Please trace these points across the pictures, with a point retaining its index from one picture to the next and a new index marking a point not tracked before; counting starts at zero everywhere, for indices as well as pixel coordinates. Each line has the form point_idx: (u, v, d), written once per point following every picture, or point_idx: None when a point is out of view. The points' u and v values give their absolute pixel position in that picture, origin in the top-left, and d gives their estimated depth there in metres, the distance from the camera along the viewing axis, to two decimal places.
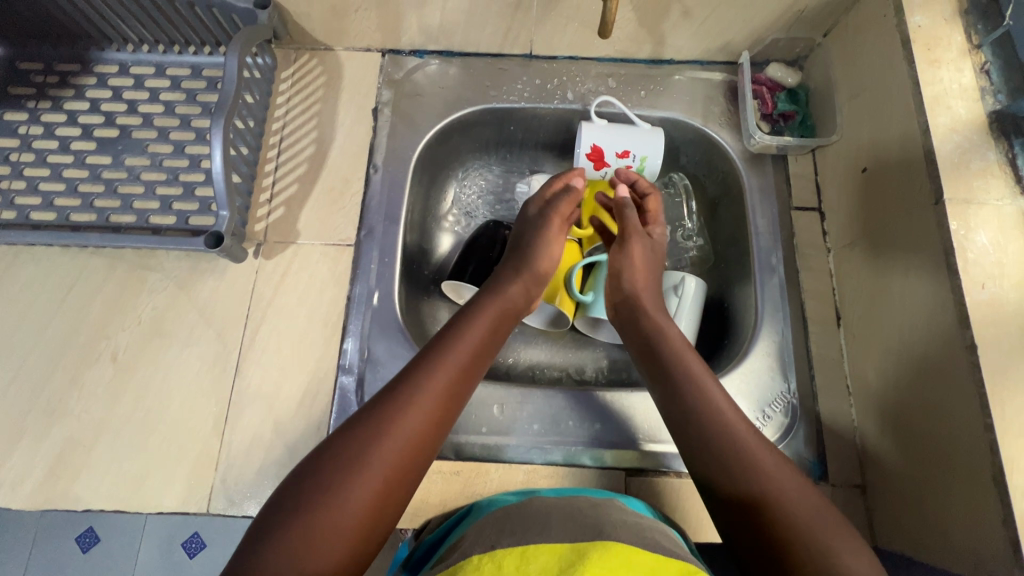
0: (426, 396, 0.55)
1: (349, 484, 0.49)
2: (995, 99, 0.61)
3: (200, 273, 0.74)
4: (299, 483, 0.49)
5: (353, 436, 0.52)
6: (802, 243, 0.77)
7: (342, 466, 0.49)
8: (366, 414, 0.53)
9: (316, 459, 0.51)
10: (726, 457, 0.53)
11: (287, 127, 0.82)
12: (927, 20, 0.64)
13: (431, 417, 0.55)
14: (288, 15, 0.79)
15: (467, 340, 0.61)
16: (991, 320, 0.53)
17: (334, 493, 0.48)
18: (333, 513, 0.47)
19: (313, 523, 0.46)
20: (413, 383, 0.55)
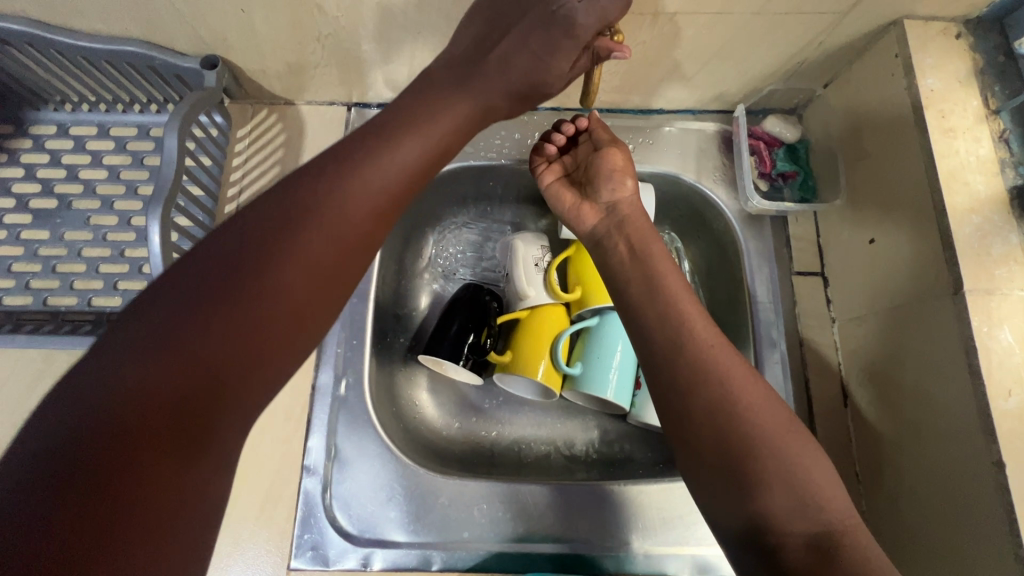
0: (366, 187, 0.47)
1: (272, 277, 0.41)
2: (1017, 172, 0.56)
3: None
4: (198, 271, 0.40)
5: (265, 223, 0.43)
6: (804, 312, 0.72)
7: (262, 261, 0.42)
8: (293, 203, 0.44)
9: (222, 244, 0.42)
10: (709, 383, 0.48)
11: (244, 193, 0.75)
12: (940, 83, 0.59)
13: (374, 209, 0.47)
14: (241, 72, 0.72)
15: (426, 138, 0.51)
16: (1019, 432, 0.49)
17: (250, 291, 0.40)
18: (251, 303, 0.40)
19: (225, 316, 0.39)
20: (353, 178, 0.46)
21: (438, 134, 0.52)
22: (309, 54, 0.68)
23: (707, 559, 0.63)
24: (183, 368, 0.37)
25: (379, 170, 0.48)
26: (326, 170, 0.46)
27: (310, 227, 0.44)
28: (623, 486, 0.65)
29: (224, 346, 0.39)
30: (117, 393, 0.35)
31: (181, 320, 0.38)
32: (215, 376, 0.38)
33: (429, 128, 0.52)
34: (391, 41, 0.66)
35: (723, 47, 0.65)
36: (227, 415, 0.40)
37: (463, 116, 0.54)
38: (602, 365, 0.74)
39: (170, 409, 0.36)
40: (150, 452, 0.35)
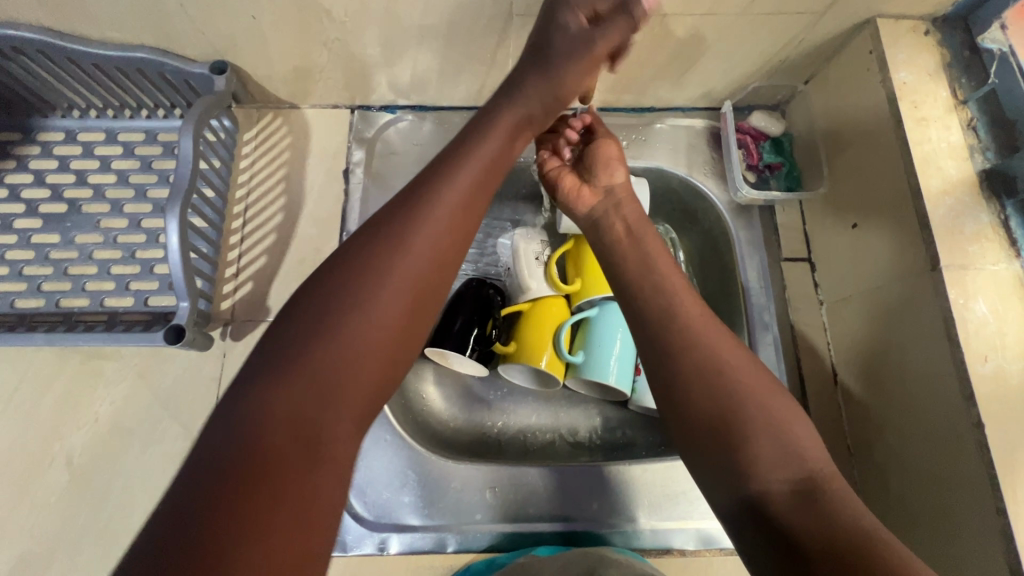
0: (430, 222, 0.47)
1: (352, 315, 0.42)
2: (985, 157, 0.60)
3: (161, 361, 0.69)
4: (295, 315, 0.43)
5: (341, 277, 0.44)
6: (793, 296, 0.75)
7: (339, 309, 0.42)
8: (367, 244, 0.46)
9: (309, 294, 0.44)
10: (695, 351, 0.51)
11: (251, 194, 0.77)
12: (912, 77, 0.63)
13: (443, 230, 0.47)
14: (248, 77, 0.74)
15: (477, 160, 0.53)
16: (996, 395, 0.52)
17: (333, 330, 0.42)
18: (338, 347, 0.41)
19: (320, 361, 0.40)
20: (419, 210, 0.47)
21: (489, 147, 0.54)
22: (315, 59, 0.70)
23: (710, 532, 0.66)
24: (297, 394, 0.39)
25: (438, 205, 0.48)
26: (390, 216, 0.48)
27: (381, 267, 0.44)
28: (627, 464, 0.68)
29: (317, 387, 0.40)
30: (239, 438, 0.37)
31: (279, 368, 0.40)
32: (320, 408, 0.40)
33: (479, 149, 0.54)
34: (395, 44, 0.68)
35: (710, 46, 0.69)
36: (344, 425, 0.40)
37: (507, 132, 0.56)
38: (602, 352, 0.77)
39: (283, 444, 0.37)
40: (280, 470, 0.36)
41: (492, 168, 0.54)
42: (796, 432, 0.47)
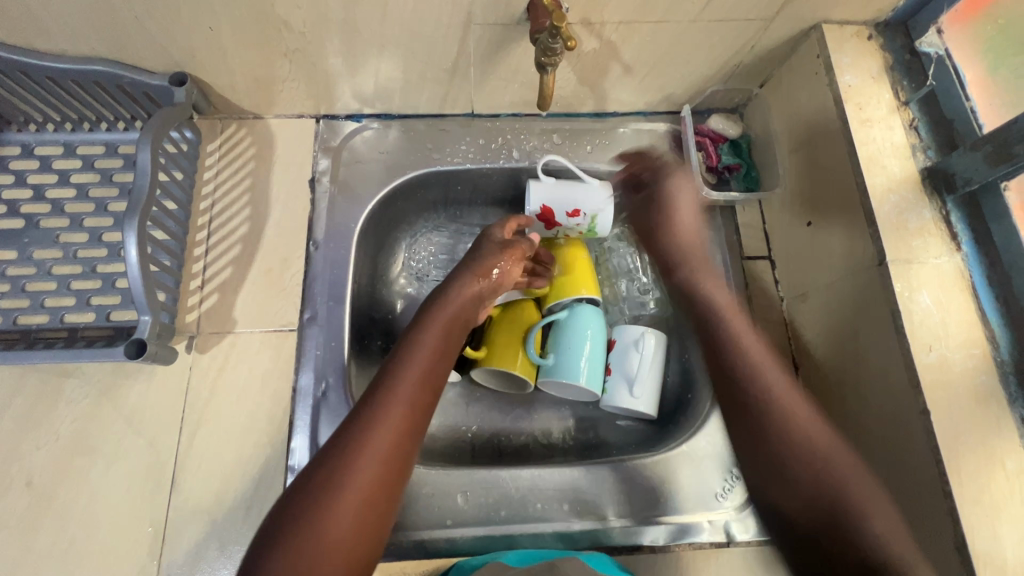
0: (393, 407, 0.54)
1: (329, 512, 0.48)
2: (926, 156, 0.63)
3: (125, 376, 0.68)
4: (281, 508, 0.49)
5: (339, 437, 0.52)
6: (756, 294, 0.77)
7: (301, 545, 0.46)
8: (334, 446, 0.52)
9: (292, 489, 0.50)
10: (781, 444, 0.59)
11: (216, 205, 0.76)
12: (857, 80, 0.66)
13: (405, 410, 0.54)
14: (209, 88, 0.74)
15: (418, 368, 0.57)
16: (941, 383, 0.55)
17: (314, 526, 0.47)
18: (318, 552, 0.47)
19: (317, 517, 0.48)
20: (369, 427, 0.52)
21: (423, 348, 0.59)
22: (277, 69, 0.71)
23: (679, 527, 0.67)
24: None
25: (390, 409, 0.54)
26: (343, 433, 0.52)
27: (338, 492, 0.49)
28: (597, 463, 0.69)
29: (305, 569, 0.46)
30: None
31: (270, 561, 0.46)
32: None
33: (419, 346, 0.59)
34: (357, 54, 0.69)
35: (665, 52, 0.71)
36: None
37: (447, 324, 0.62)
38: (572, 354, 0.79)
39: None
40: None
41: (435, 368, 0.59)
42: (875, 524, 0.53)
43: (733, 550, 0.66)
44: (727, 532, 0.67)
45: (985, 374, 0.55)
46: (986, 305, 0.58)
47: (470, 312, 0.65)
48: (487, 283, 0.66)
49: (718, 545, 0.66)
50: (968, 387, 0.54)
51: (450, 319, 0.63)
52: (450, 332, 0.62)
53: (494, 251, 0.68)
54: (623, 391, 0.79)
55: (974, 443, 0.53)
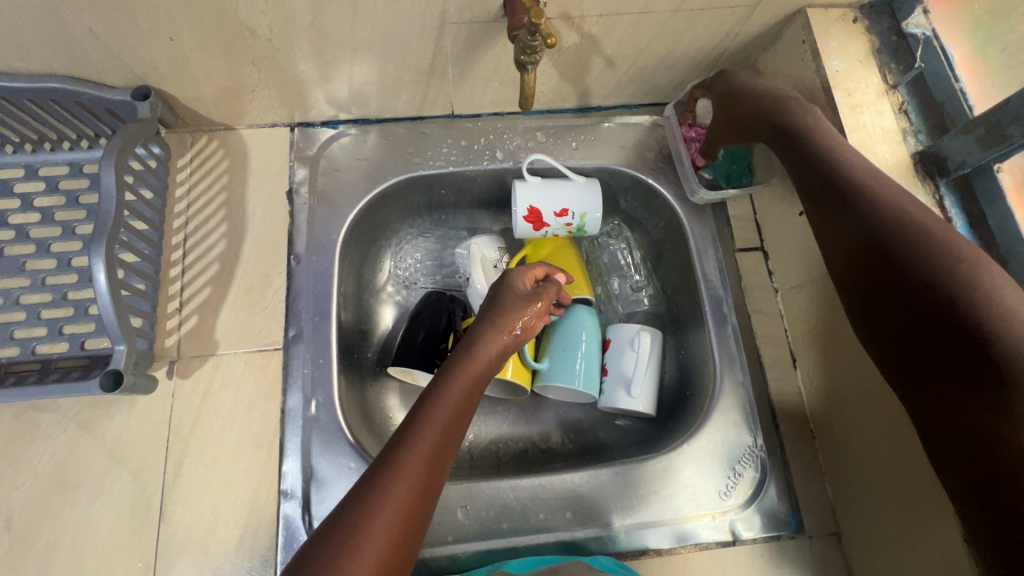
0: (409, 465, 0.50)
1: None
2: (917, 140, 0.62)
3: (104, 407, 0.65)
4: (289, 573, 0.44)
5: (354, 497, 0.49)
6: (750, 286, 0.76)
7: None
8: (348, 507, 0.48)
9: (302, 552, 0.46)
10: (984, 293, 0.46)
11: (190, 222, 0.73)
12: (844, 64, 0.64)
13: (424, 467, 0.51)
14: (175, 101, 0.70)
15: (439, 424, 0.54)
16: None
17: None
18: None
19: None
20: (385, 485, 0.49)
21: (446, 402, 0.56)
22: (245, 78, 0.68)
23: (683, 528, 0.66)
24: None
25: (401, 486, 0.49)
26: (344, 517, 0.47)
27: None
28: (598, 469, 0.67)
29: None
30: None
31: None
32: None
33: (440, 400, 0.56)
34: (328, 59, 0.66)
35: (648, 43, 0.69)
36: None
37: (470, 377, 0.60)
38: (567, 357, 0.78)
39: None
40: None
41: (457, 426, 0.56)
42: None
43: (738, 548, 0.66)
44: (732, 530, 0.66)
45: None
46: None
47: (493, 367, 0.63)
48: (506, 341, 0.64)
49: (723, 544, 0.66)
50: None
51: (469, 380, 0.59)
52: (469, 393, 0.59)
53: (517, 303, 0.66)
54: (621, 392, 0.78)
55: None
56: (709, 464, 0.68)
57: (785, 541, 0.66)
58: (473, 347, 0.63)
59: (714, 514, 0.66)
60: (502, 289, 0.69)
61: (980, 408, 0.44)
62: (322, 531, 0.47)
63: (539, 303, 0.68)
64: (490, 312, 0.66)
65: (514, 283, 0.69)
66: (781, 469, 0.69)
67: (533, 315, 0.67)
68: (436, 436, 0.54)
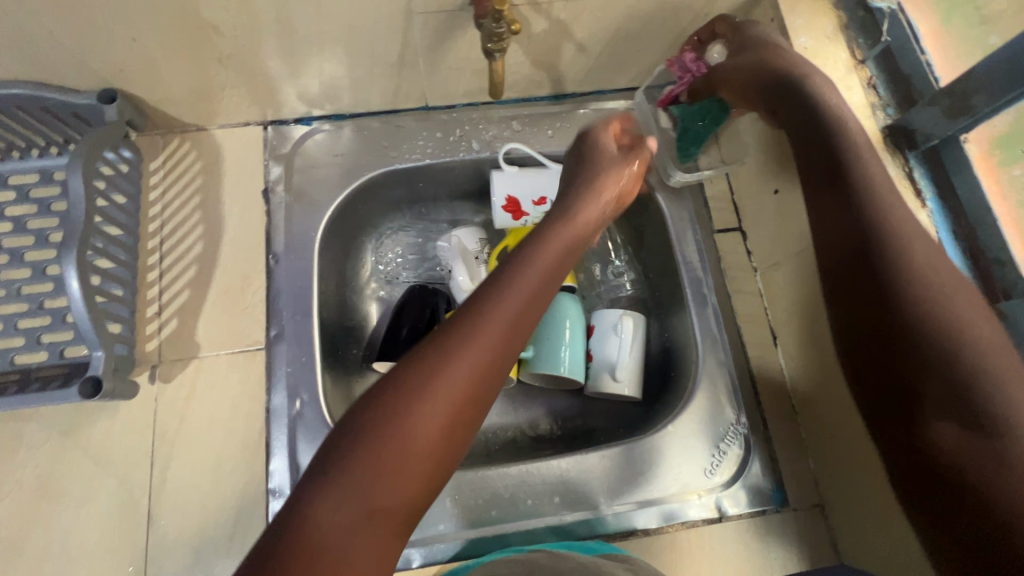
0: (502, 310, 0.51)
1: (426, 396, 0.44)
2: (886, 113, 0.62)
3: (88, 414, 0.65)
4: (374, 391, 0.45)
5: (445, 330, 0.49)
6: (729, 266, 0.77)
7: (386, 437, 0.42)
8: (437, 338, 0.48)
9: (384, 378, 0.46)
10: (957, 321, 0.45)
11: (166, 226, 0.72)
12: (812, 41, 0.64)
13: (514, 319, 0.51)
14: (144, 104, 0.69)
15: (533, 281, 0.54)
16: None
17: (400, 412, 0.43)
18: (401, 441, 0.42)
19: (409, 407, 0.43)
20: (477, 325, 0.49)
21: (538, 264, 0.56)
22: (213, 77, 0.67)
23: (670, 507, 0.67)
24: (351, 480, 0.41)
25: (482, 338, 0.48)
26: (435, 343, 0.48)
27: (410, 420, 0.43)
28: (585, 453, 0.68)
29: (379, 461, 0.41)
30: (302, 523, 0.39)
31: (346, 443, 0.42)
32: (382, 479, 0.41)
33: (534, 262, 0.56)
34: (296, 54, 0.65)
35: (618, 27, 0.69)
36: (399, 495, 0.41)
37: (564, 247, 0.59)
38: (553, 344, 0.78)
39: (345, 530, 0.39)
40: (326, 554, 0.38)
41: (548, 287, 0.56)
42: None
43: (725, 524, 0.67)
44: (719, 507, 0.67)
45: None
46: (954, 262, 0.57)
47: (583, 238, 0.63)
48: (594, 221, 0.64)
49: (710, 521, 0.67)
50: None
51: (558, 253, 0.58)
52: (557, 264, 0.58)
53: (608, 185, 0.66)
54: (607, 377, 0.78)
55: None
56: (693, 442, 0.69)
57: (770, 515, 0.67)
58: (570, 218, 0.62)
59: (699, 491, 0.67)
60: (586, 151, 0.69)
61: (952, 434, 0.43)
62: (403, 364, 0.47)
63: (635, 165, 0.69)
64: (581, 179, 0.66)
65: (598, 139, 0.69)
66: (764, 445, 0.70)
67: (623, 184, 0.67)
68: (521, 300, 0.52)
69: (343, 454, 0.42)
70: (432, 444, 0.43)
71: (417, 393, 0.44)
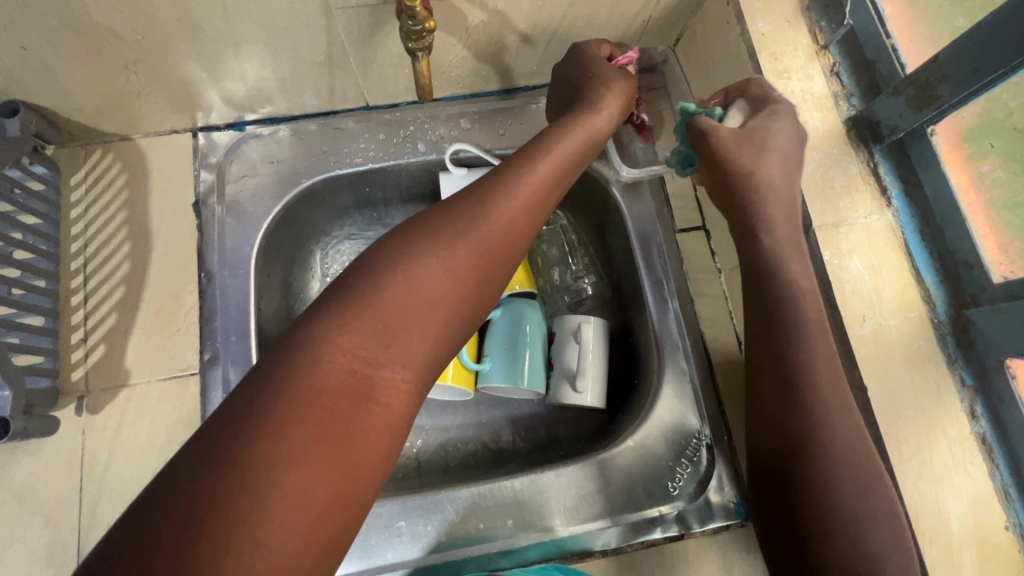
0: (520, 184, 0.50)
1: (440, 255, 0.44)
2: (850, 104, 0.58)
3: (10, 452, 0.61)
4: (388, 245, 0.44)
5: (464, 198, 0.48)
6: (692, 268, 0.73)
7: (402, 285, 0.42)
8: (455, 205, 0.47)
9: (399, 235, 0.45)
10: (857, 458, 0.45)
11: (89, 244, 0.68)
12: (770, 26, 0.59)
13: (532, 196, 0.50)
14: (54, 116, 0.64)
15: (551, 160, 0.52)
16: (877, 354, 0.50)
17: (415, 268, 0.42)
18: (416, 292, 0.42)
19: (426, 261, 0.43)
20: (495, 196, 0.48)
21: (556, 146, 0.54)
22: (125, 85, 0.62)
23: (630, 524, 0.64)
24: (362, 326, 0.39)
25: (496, 212, 0.47)
26: (452, 208, 0.47)
27: (426, 275, 0.43)
28: (539, 472, 0.65)
29: (391, 315, 0.40)
30: (309, 356, 0.37)
31: (360, 285, 0.41)
32: (392, 334, 0.40)
33: (552, 144, 0.54)
34: (211, 57, 0.60)
35: (563, 16, 0.64)
36: (412, 351, 0.41)
37: (583, 133, 0.56)
38: (509, 355, 0.74)
39: (357, 377, 0.38)
40: (329, 398, 0.36)
41: (566, 170, 0.54)
42: None
43: (688, 541, 0.63)
44: (681, 524, 0.64)
45: (922, 338, 0.51)
46: (920, 263, 0.53)
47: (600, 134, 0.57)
48: (610, 117, 0.58)
49: (671, 540, 0.63)
50: (905, 355, 0.50)
51: (581, 137, 0.55)
52: (579, 150, 0.55)
53: (617, 86, 0.60)
54: (567, 387, 0.74)
55: (915, 414, 0.49)
56: (654, 454, 0.66)
57: (734, 532, 0.64)
58: (588, 109, 0.58)
59: (661, 507, 0.64)
60: (588, 59, 0.62)
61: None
62: (410, 228, 0.45)
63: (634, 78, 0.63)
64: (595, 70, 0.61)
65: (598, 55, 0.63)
66: (729, 456, 0.67)
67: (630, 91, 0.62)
68: (538, 180, 0.51)
69: (358, 292, 0.41)
70: (445, 309, 0.43)
71: (428, 254, 0.43)
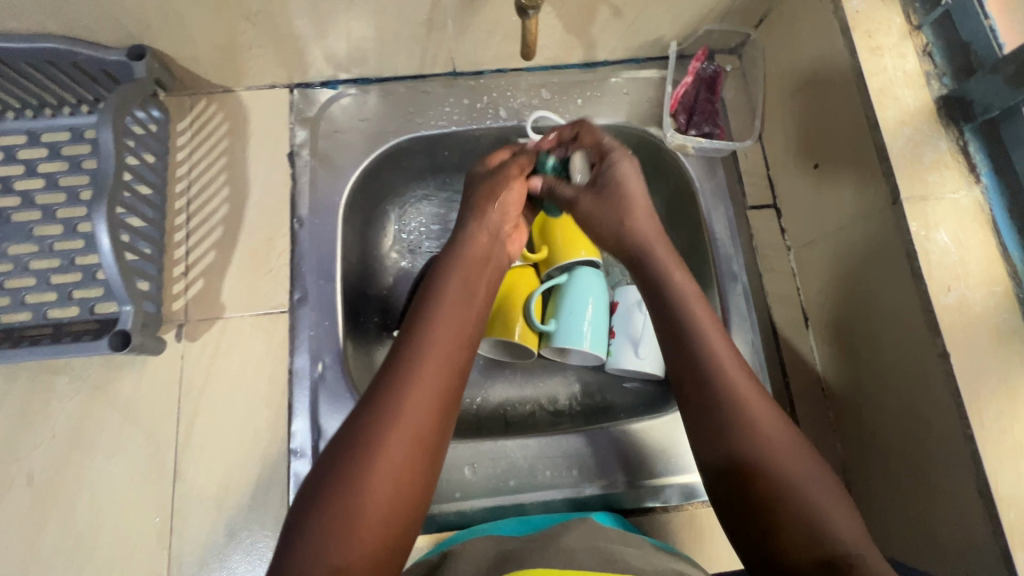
0: (431, 333, 0.51)
1: (377, 439, 0.44)
2: (941, 83, 0.59)
3: (115, 369, 0.66)
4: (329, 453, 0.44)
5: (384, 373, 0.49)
6: (761, 244, 0.75)
7: (345, 489, 0.41)
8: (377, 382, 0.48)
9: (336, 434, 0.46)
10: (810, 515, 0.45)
11: (192, 185, 0.73)
12: (864, 4, 0.61)
13: (446, 336, 0.51)
14: (172, 62, 0.69)
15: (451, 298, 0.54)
16: (961, 323, 0.51)
17: (354, 463, 0.43)
18: (360, 487, 0.42)
19: (364, 452, 0.43)
20: (409, 356, 0.49)
21: (455, 284, 0.56)
22: (239, 36, 0.66)
23: (691, 485, 0.66)
24: (318, 535, 0.40)
25: (419, 368, 0.48)
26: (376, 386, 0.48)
27: (371, 464, 0.42)
28: (605, 427, 0.68)
29: (339, 509, 0.41)
30: None
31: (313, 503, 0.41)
32: (348, 532, 0.40)
33: (450, 284, 0.56)
34: (323, 12, 0.64)
35: None
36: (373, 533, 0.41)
37: (474, 261, 0.59)
38: (575, 318, 0.76)
39: None
40: None
41: (471, 299, 0.56)
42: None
43: None
44: None
45: (1007, 311, 0.52)
46: (1008, 240, 0.54)
47: (487, 248, 0.61)
48: (488, 232, 0.62)
49: None
50: (990, 327, 0.51)
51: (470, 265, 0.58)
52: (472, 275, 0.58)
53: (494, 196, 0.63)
54: (630, 352, 0.77)
55: (998, 383, 0.50)
56: None
57: None
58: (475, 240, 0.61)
59: None
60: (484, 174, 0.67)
61: None
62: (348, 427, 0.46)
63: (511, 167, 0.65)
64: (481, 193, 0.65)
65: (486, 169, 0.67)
66: None
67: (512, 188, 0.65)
68: (445, 321, 0.52)
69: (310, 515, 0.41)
70: (395, 477, 0.43)
71: (367, 440, 0.44)
